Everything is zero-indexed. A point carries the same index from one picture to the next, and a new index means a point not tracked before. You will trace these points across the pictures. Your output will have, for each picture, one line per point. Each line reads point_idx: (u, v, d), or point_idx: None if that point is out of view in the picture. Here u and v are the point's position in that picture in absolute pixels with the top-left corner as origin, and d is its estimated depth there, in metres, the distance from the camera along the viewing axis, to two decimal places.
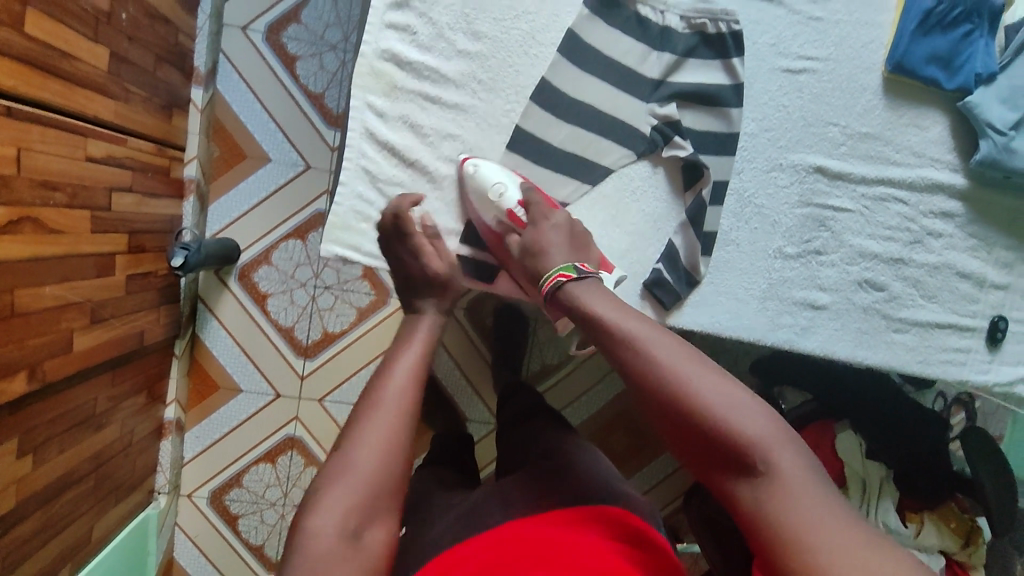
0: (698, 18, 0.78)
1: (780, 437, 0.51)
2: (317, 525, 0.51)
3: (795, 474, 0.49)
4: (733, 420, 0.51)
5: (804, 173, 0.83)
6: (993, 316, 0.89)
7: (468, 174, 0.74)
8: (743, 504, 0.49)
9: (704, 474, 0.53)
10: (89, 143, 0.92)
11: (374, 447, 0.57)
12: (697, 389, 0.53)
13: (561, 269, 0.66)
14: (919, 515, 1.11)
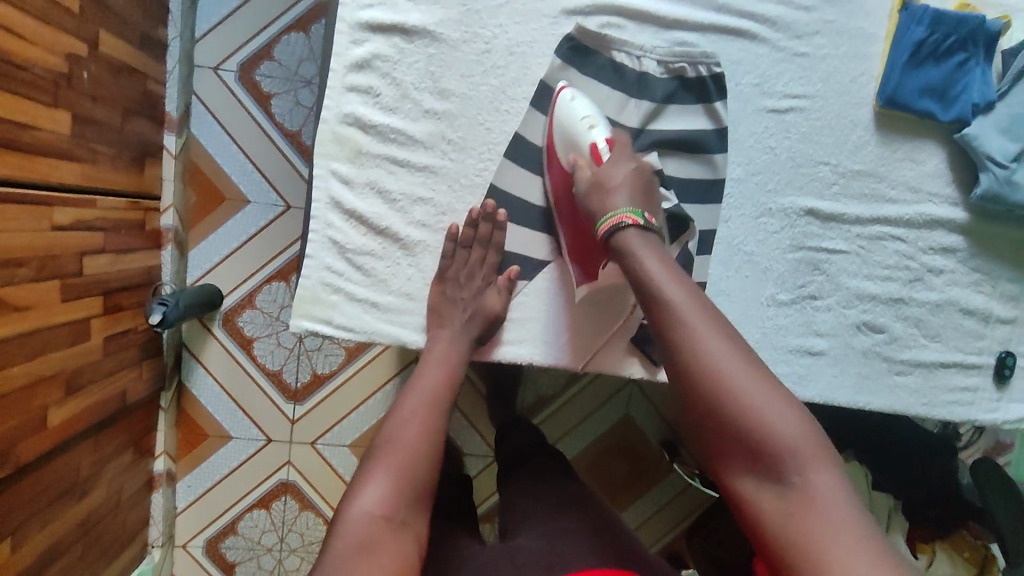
0: (677, 63, 0.74)
1: (819, 447, 0.48)
2: (360, 511, 0.53)
3: (829, 491, 0.46)
4: (772, 418, 0.48)
5: (794, 217, 0.79)
6: (1000, 351, 0.85)
7: (563, 100, 0.71)
8: (766, 512, 0.47)
9: (721, 465, 0.50)
10: (55, 212, 0.89)
11: (414, 443, 0.59)
12: (738, 377, 0.49)
13: (627, 210, 0.61)
14: (931, 545, 1.04)
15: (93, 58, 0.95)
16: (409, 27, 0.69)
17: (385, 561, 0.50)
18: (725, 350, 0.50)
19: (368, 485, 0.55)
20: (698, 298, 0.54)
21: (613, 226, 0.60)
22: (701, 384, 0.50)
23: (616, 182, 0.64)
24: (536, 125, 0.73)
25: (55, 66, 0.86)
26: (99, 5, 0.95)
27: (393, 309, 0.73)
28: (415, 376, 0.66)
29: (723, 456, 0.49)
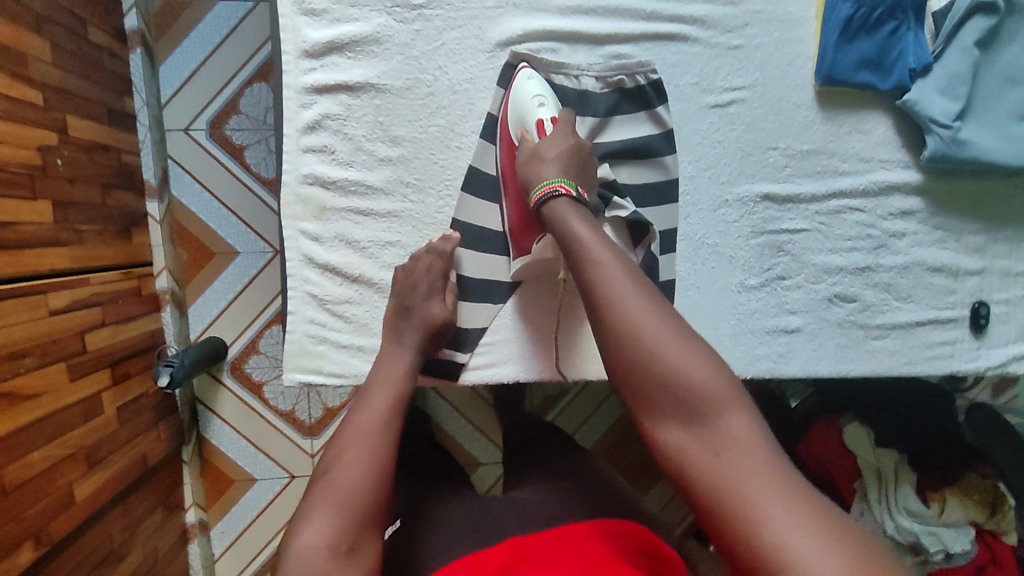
0: (614, 76, 0.77)
1: (734, 390, 0.48)
2: (305, 544, 0.50)
3: (743, 431, 0.46)
4: (687, 364, 0.49)
5: (751, 204, 0.82)
6: (974, 302, 0.87)
7: (519, 77, 0.73)
8: (687, 453, 0.47)
9: (646, 415, 0.50)
10: (50, 297, 0.93)
11: (358, 467, 0.55)
12: (656, 330, 0.50)
13: (558, 180, 0.63)
14: (941, 493, 1.05)
15: (65, 144, 0.98)
16: (352, 83, 0.72)
17: None
18: (645, 307, 0.52)
19: (311, 519, 0.51)
20: (623, 261, 0.55)
21: (547, 194, 0.63)
22: (624, 338, 0.51)
23: (547, 156, 0.66)
24: (491, 111, 0.75)
25: (29, 160, 0.90)
26: (63, 92, 0.98)
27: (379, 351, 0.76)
28: (360, 398, 0.62)
29: (647, 405, 0.50)
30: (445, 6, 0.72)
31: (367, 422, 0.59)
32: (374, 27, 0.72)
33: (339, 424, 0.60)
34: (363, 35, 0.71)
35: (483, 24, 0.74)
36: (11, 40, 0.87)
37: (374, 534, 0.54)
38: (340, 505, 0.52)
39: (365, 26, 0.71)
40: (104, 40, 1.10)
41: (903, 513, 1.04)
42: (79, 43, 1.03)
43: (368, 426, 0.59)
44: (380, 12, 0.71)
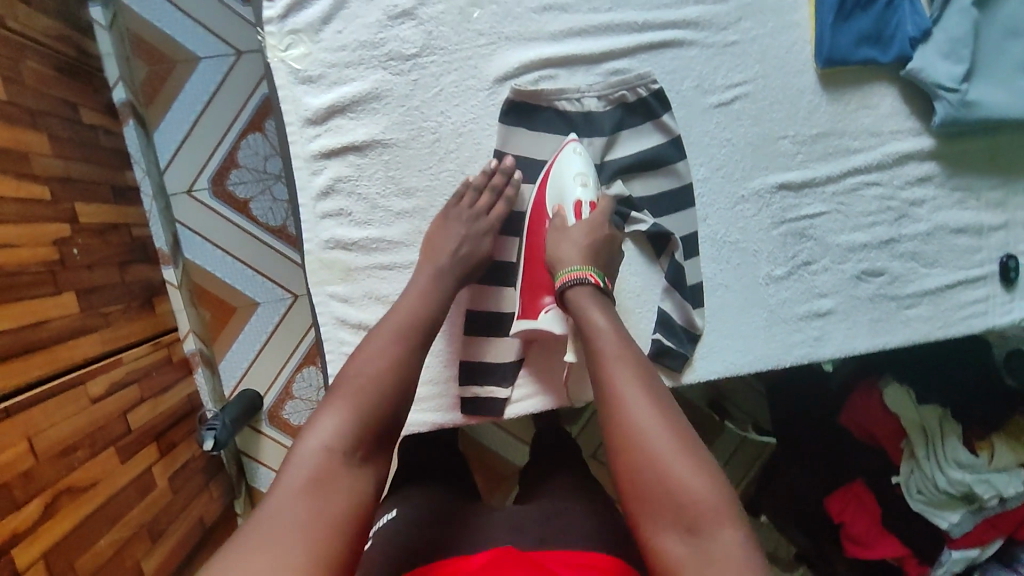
0: (616, 92, 0.78)
1: (729, 509, 0.48)
2: (316, 444, 0.49)
3: (735, 551, 0.46)
4: (685, 476, 0.48)
5: (768, 195, 0.81)
6: (1000, 256, 0.85)
7: (568, 151, 0.76)
8: (678, 567, 0.46)
9: (643, 523, 0.49)
10: (89, 386, 0.94)
11: (376, 382, 0.54)
12: (658, 436, 0.50)
13: (574, 269, 0.66)
14: (988, 441, 1.04)
15: (77, 232, 0.99)
16: (358, 142, 0.73)
17: (336, 500, 0.46)
18: (650, 412, 0.52)
19: (326, 418, 0.51)
20: (633, 360, 0.56)
21: (577, 279, 0.65)
22: (627, 438, 0.51)
23: (575, 232, 0.70)
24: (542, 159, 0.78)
25: (47, 255, 0.91)
26: (67, 180, 0.99)
27: (424, 399, 0.77)
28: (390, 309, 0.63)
29: (642, 509, 0.49)
30: (439, 52, 0.74)
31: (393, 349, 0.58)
32: (372, 83, 0.73)
33: (362, 342, 0.59)
34: (362, 94, 0.73)
35: (479, 63, 0.75)
36: (11, 142, 0.87)
37: (383, 451, 0.53)
38: (354, 413, 0.52)
39: (362, 85, 0.73)
40: (97, 119, 1.10)
41: (955, 464, 1.01)
42: (75, 127, 1.03)
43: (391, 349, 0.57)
44: (375, 69, 0.73)
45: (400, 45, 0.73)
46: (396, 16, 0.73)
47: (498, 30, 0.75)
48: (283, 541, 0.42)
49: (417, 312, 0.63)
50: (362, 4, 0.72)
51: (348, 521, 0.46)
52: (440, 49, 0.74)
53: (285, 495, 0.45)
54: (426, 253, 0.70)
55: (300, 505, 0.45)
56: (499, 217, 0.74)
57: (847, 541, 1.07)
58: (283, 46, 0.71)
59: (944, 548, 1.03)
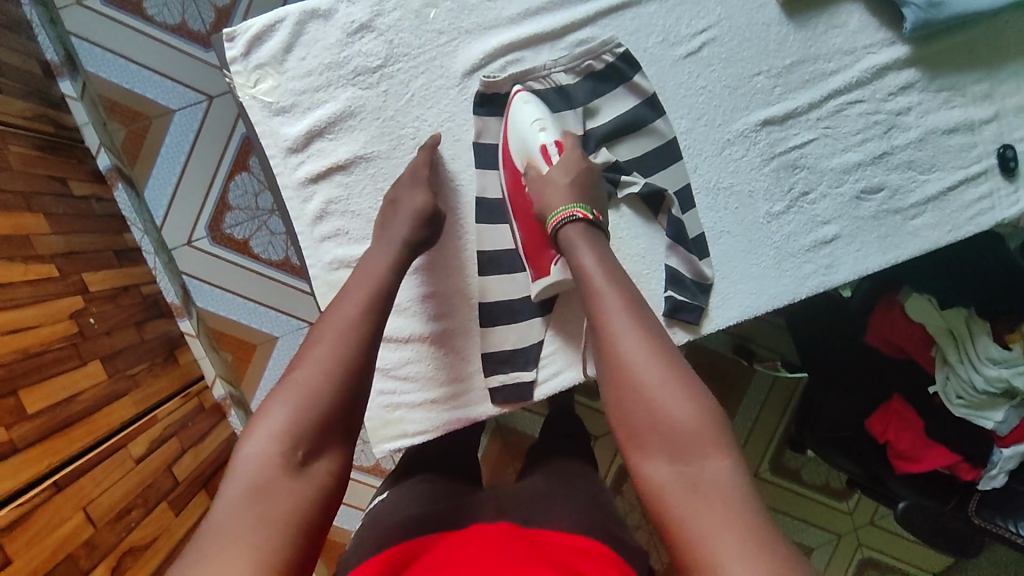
0: (583, 62, 0.77)
1: (714, 436, 0.51)
2: (251, 453, 0.51)
3: (720, 475, 0.50)
4: (673, 408, 0.53)
5: (753, 134, 0.81)
6: (998, 148, 0.84)
7: (517, 103, 0.75)
8: (665, 492, 0.50)
9: (635, 451, 0.53)
10: (131, 448, 0.96)
11: (316, 369, 0.56)
12: (646, 370, 0.55)
13: (570, 206, 0.67)
14: (1020, 333, 1.03)
15: (91, 301, 1.01)
16: (343, 161, 0.74)
17: (279, 509, 0.49)
18: (642, 349, 0.56)
19: (262, 424, 0.53)
20: (629, 301, 0.59)
21: (563, 220, 0.67)
22: (624, 376, 0.55)
23: (556, 177, 0.70)
24: None
25: (66, 329, 0.92)
26: (70, 254, 1.00)
27: (452, 397, 0.78)
28: (344, 291, 0.64)
29: (632, 438, 0.53)
30: (404, 59, 0.74)
31: (340, 332, 0.59)
32: (344, 102, 0.74)
33: (315, 325, 0.61)
34: (336, 114, 0.74)
35: (445, 61, 0.75)
36: (12, 228, 0.89)
37: (333, 442, 0.55)
38: (298, 408, 0.54)
39: (336, 105, 0.73)
40: (88, 188, 1.12)
41: (986, 362, 1.02)
42: (68, 201, 1.05)
43: (335, 332, 0.59)
44: (345, 87, 0.73)
45: (364, 59, 0.73)
46: (355, 32, 0.73)
47: (457, 25, 0.75)
48: (227, 547, 0.45)
49: (362, 291, 0.64)
50: (320, 26, 0.73)
51: (295, 519, 0.49)
52: (404, 55, 0.74)
53: (226, 508, 0.48)
54: (379, 228, 0.71)
55: (241, 513, 0.48)
56: (418, 165, 0.73)
57: (896, 459, 1.07)
58: (251, 83, 0.72)
59: (994, 447, 1.05)
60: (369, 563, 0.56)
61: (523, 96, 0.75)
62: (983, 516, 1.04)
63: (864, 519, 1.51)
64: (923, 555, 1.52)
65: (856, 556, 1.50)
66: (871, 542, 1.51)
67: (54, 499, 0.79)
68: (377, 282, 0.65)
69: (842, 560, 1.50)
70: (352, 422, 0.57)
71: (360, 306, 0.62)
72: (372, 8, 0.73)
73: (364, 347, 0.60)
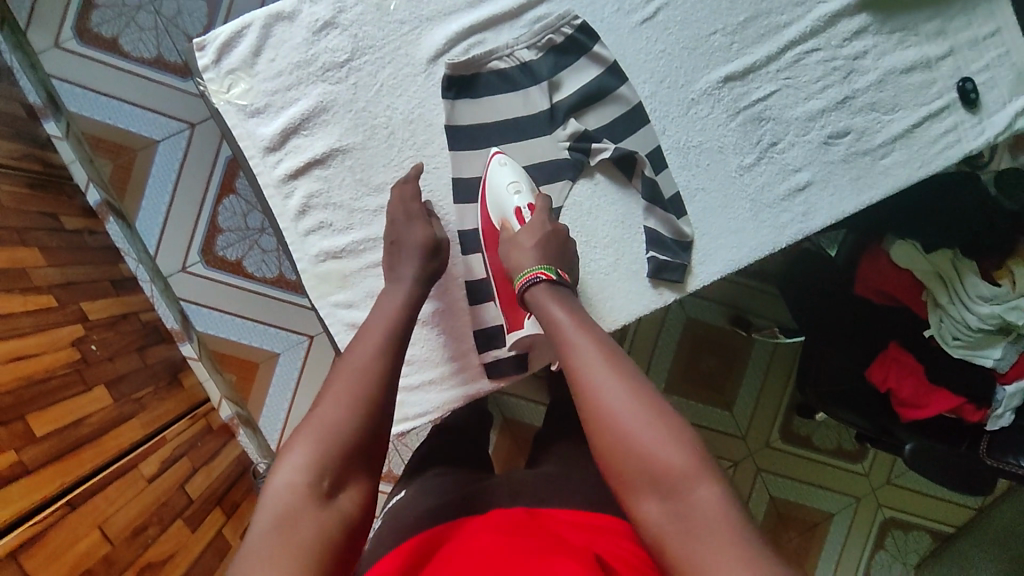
0: (543, 38, 0.79)
1: (702, 469, 0.53)
2: (278, 485, 0.53)
3: (713, 505, 0.51)
4: (657, 447, 0.54)
5: (717, 91, 0.83)
6: (957, 82, 0.87)
7: (492, 164, 0.78)
8: (664, 531, 0.51)
9: (629, 494, 0.54)
10: (141, 468, 0.97)
11: (337, 409, 0.58)
12: (625, 415, 0.56)
13: (541, 266, 0.71)
14: (1005, 268, 1.05)
15: (91, 329, 1.02)
16: (320, 155, 0.76)
17: (303, 536, 0.50)
18: (619, 395, 0.57)
19: (286, 459, 0.55)
20: (607, 354, 0.61)
21: (530, 279, 0.71)
22: (608, 426, 0.56)
23: (524, 239, 0.74)
24: (507, 117, 0.80)
25: (70, 356, 0.94)
26: (66, 284, 1.02)
27: (450, 376, 0.80)
28: (356, 339, 0.66)
29: (624, 482, 0.55)
30: (370, 52, 0.77)
31: (360, 371, 0.62)
32: (316, 98, 0.76)
33: (332, 369, 0.63)
34: (310, 110, 0.76)
35: (409, 50, 0.77)
36: (8, 262, 0.91)
37: (353, 477, 0.56)
38: (322, 442, 0.56)
39: (308, 102, 0.76)
40: (78, 223, 1.15)
41: (979, 301, 1.02)
42: (61, 235, 1.08)
43: (354, 373, 0.61)
44: (315, 84, 0.76)
45: (331, 55, 0.76)
46: (320, 29, 0.76)
47: (418, 14, 0.77)
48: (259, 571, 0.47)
49: (376, 331, 0.66)
50: (285, 27, 0.75)
51: (319, 547, 0.50)
52: (370, 48, 0.77)
53: (257, 536, 0.50)
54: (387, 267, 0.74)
55: (269, 542, 0.49)
56: (407, 199, 0.75)
57: (900, 407, 1.09)
58: (225, 88, 0.75)
59: (997, 386, 1.05)
60: (391, 553, 0.58)
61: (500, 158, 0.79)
62: (994, 457, 1.04)
63: (881, 479, 1.51)
64: (942, 509, 1.52)
65: (877, 518, 1.51)
66: (892, 502, 1.51)
67: (69, 517, 0.80)
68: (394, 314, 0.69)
69: (863, 523, 1.51)
70: (372, 458, 0.59)
71: (373, 348, 0.64)
72: (333, 5, 0.76)
73: (383, 384, 0.62)
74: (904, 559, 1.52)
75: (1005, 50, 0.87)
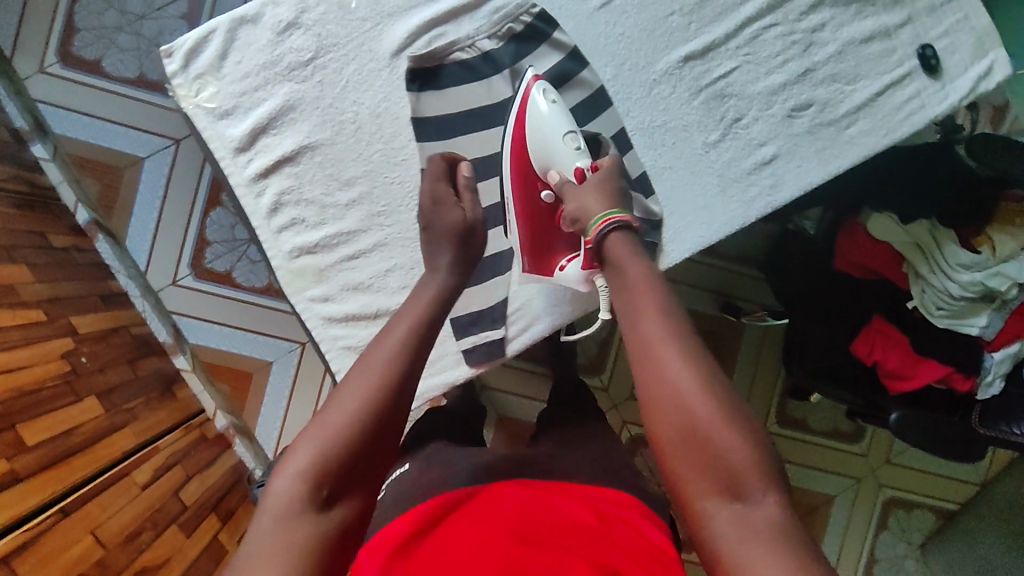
0: (503, 27, 0.82)
1: (760, 473, 0.46)
2: (281, 484, 0.49)
3: (772, 517, 0.45)
4: (723, 437, 0.47)
5: (677, 71, 0.84)
6: (917, 49, 0.88)
7: (538, 99, 0.78)
8: (717, 532, 0.45)
9: (682, 483, 0.48)
10: (135, 475, 0.99)
11: (342, 415, 0.52)
12: (690, 393, 0.49)
13: (614, 210, 0.66)
14: (986, 235, 1.04)
15: (81, 342, 1.04)
16: (288, 153, 0.78)
17: (298, 541, 0.46)
18: (687, 370, 0.50)
19: (294, 454, 0.51)
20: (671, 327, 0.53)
21: (604, 225, 0.65)
22: (670, 403, 0.49)
23: (589, 190, 0.70)
24: (471, 106, 0.82)
25: (60, 368, 0.96)
26: (55, 299, 1.04)
27: (431, 363, 0.82)
28: (391, 325, 0.61)
29: (679, 468, 0.48)
30: (334, 50, 0.78)
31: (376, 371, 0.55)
32: (283, 97, 0.78)
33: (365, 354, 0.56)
34: (277, 109, 0.77)
35: (372, 46, 0.79)
36: None
37: (360, 486, 0.51)
38: (324, 448, 0.50)
39: (274, 101, 0.77)
40: (66, 241, 1.18)
41: (957, 268, 1.02)
42: (49, 252, 1.10)
43: (370, 374, 0.55)
44: (282, 83, 0.78)
45: (296, 54, 0.78)
46: (284, 30, 0.77)
47: (379, 10, 0.79)
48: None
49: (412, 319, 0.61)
50: (250, 30, 0.77)
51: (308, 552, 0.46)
52: (334, 46, 0.78)
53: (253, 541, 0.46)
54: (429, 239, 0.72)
55: (265, 539, 0.46)
56: (445, 172, 0.76)
57: (888, 379, 1.10)
58: (193, 92, 0.77)
59: (984, 354, 1.05)
60: (397, 521, 0.59)
61: (546, 85, 0.79)
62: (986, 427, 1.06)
63: (880, 459, 1.52)
64: (943, 486, 1.53)
65: (879, 498, 1.51)
66: (892, 481, 1.52)
67: (61, 523, 0.80)
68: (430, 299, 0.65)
69: (865, 504, 1.51)
70: (381, 467, 0.53)
71: (396, 346, 0.58)
72: (296, 6, 0.78)
73: (399, 387, 0.55)
74: (908, 537, 1.52)
75: (964, 15, 0.89)
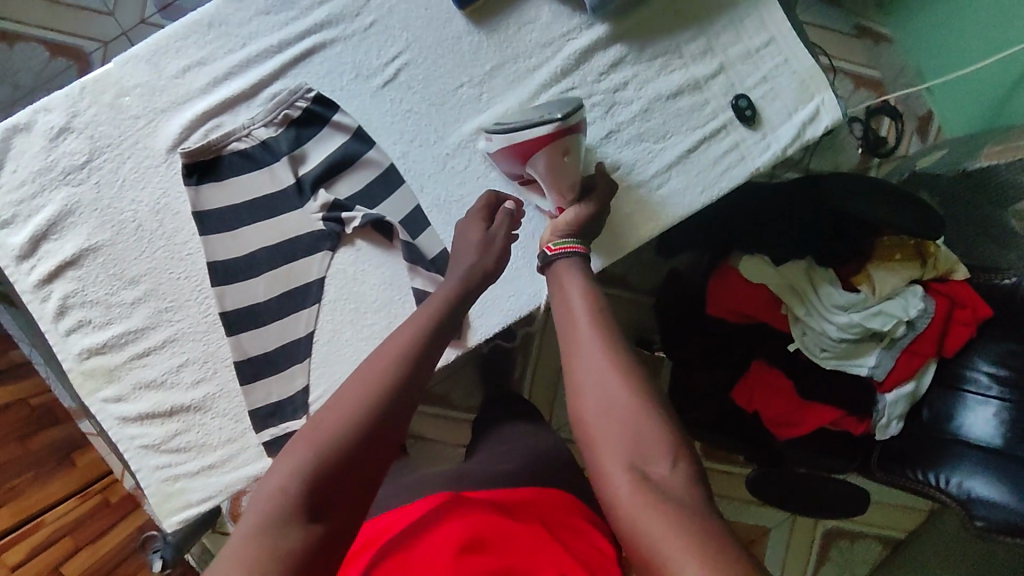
0: (278, 114, 0.80)
1: (673, 446, 0.49)
2: (267, 490, 0.48)
3: (677, 483, 0.47)
4: (638, 414, 0.51)
5: (470, 142, 0.82)
6: (732, 100, 0.83)
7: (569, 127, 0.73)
8: (620, 501, 0.47)
9: (599, 461, 0.50)
10: (5, 558, 1.01)
11: (344, 419, 0.52)
12: (607, 385, 0.53)
13: (575, 240, 0.68)
14: (864, 272, 0.97)
15: None
16: (70, 257, 0.78)
17: (280, 546, 0.45)
18: (604, 362, 0.54)
19: (281, 462, 0.50)
20: (603, 326, 0.58)
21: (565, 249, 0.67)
22: (599, 391, 0.53)
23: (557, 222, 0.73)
24: (252, 197, 0.80)
25: None
26: None
27: (229, 460, 0.80)
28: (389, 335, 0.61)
29: (596, 449, 0.50)
30: (107, 151, 0.78)
31: (367, 381, 0.56)
32: (61, 202, 0.78)
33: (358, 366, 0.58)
34: (55, 215, 0.78)
35: (147, 142, 0.78)
36: None
37: (344, 490, 0.50)
38: (319, 452, 0.50)
39: (52, 207, 0.78)
40: None
41: (836, 311, 0.94)
42: None
43: (365, 383, 0.55)
44: (58, 188, 0.78)
45: (70, 158, 0.78)
46: (56, 136, 0.77)
47: (151, 107, 0.78)
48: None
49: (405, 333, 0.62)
50: (24, 138, 0.77)
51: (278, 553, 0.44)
52: (107, 147, 0.78)
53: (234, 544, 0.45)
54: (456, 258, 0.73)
55: (251, 544, 0.44)
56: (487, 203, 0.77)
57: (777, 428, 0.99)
58: None
59: (878, 395, 0.97)
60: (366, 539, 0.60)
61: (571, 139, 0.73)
62: (884, 470, 0.98)
63: None
64: (890, 515, 1.43)
65: (819, 531, 1.42)
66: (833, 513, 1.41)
67: None
68: (429, 317, 0.64)
69: (802, 539, 1.41)
70: (377, 469, 0.52)
71: (392, 354, 0.59)
72: (67, 111, 0.77)
73: (398, 391, 0.56)
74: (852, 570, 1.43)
75: (783, 60, 0.83)
